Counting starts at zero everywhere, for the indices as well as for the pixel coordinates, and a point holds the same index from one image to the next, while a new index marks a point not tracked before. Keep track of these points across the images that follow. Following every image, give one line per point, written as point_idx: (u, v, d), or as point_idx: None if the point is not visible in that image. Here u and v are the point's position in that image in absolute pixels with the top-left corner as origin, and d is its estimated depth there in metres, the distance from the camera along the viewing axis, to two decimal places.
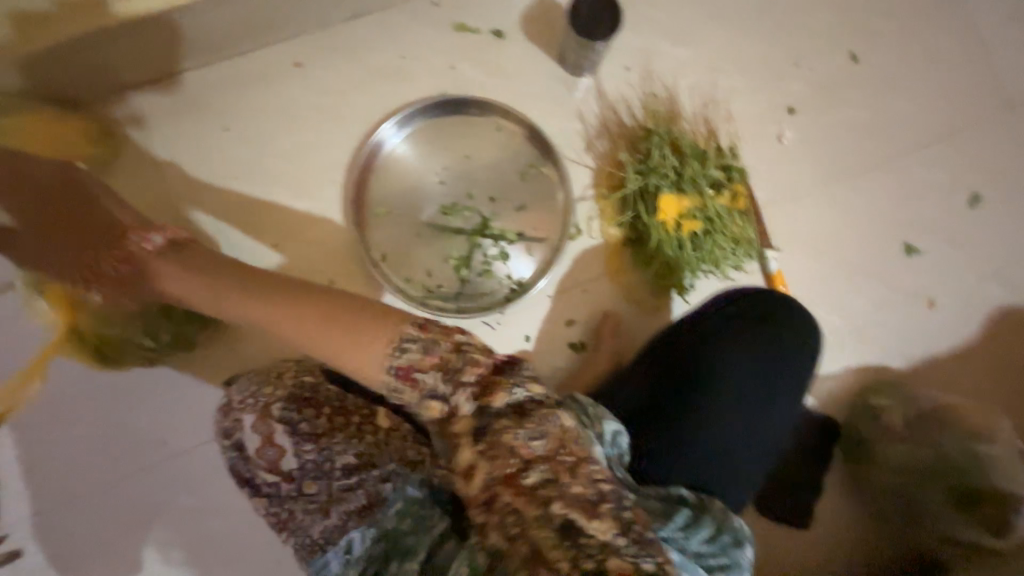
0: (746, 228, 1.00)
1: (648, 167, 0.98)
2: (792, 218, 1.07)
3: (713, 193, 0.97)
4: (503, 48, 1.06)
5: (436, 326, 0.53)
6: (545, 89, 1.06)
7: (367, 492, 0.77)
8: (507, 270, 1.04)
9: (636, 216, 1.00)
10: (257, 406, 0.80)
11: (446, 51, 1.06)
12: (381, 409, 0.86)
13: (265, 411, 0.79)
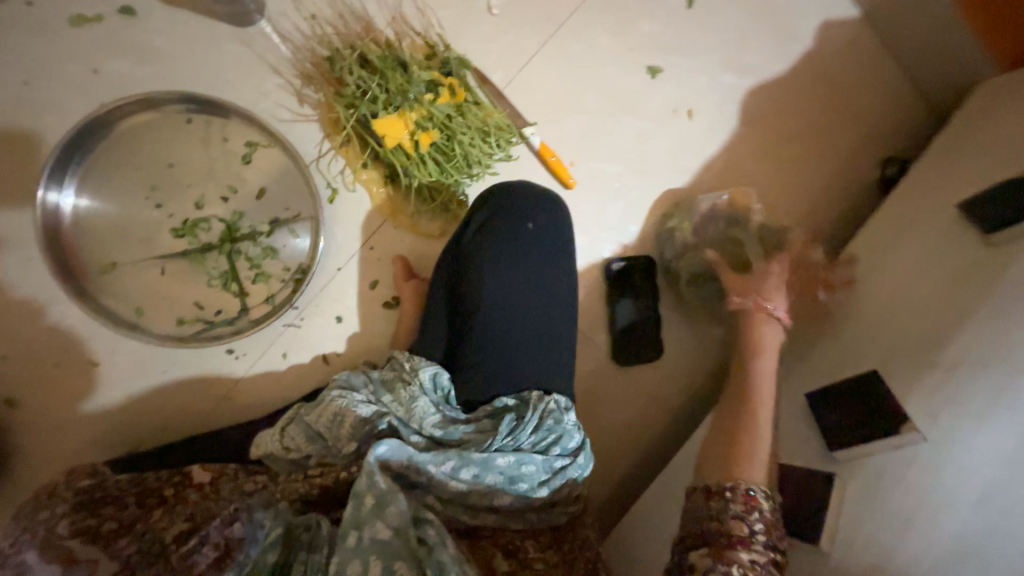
0: (491, 114, 0.94)
1: (353, 97, 0.89)
2: (534, 87, 1.03)
3: (433, 94, 0.90)
4: (144, 28, 0.91)
5: None
6: (217, 56, 0.92)
7: (217, 544, 0.66)
8: (283, 263, 0.95)
9: (374, 152, 0.94)
10: (33, 537, 0.66)
11: (80, 58, 0.89)
12: (194, 466, 0.83)
13: (48, 536, 0.66)
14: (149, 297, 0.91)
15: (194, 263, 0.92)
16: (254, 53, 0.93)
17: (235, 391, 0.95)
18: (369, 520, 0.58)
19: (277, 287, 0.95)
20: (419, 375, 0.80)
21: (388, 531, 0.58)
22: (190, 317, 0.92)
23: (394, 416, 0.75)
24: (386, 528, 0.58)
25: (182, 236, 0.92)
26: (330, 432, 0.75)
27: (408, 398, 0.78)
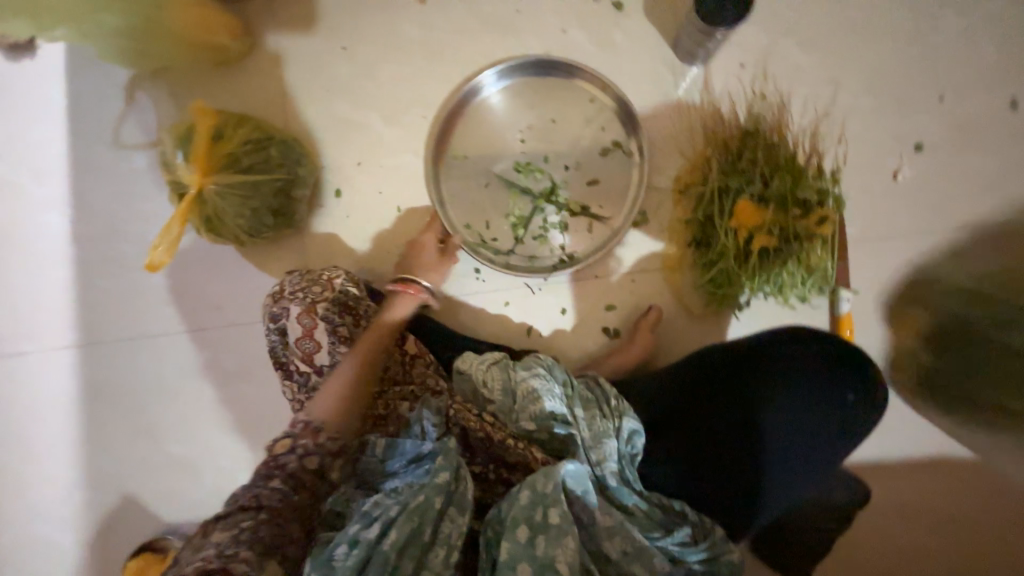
0: (826, 259, 0.93)
1: (734, 170, 0.93)
2: (878, 264, 0.98)
3: (798, 212, 0.90)
4: (618, 20, 1.04)
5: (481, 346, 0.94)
6: (635, 69, 1.04)
7: (390, 407, 0.89)
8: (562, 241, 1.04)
9: (706, 216, 0.96)
10: (307, 303, 0.88)
11: (561, 14, 1.05)
12: (411, 337, 0.97)
13: (314, 309, 0.88)
14: (462, 195, 1.06)
15: (509, 194, 1.05)
16: (678, 86, 1.02)
17: (458, 301, 1.08)
18: (549, 543, 0.65)
19: (544, 255, 1.05)
20: (619, 422, 0.83)
21: (563, 565, 0.64)
22: (474, 228, 1.05)
23: (581, 437, 0.81)
24: (561, 559, 0.64)
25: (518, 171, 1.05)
26: (522, 404, 0.84)
27: (601, 434, 0.82)
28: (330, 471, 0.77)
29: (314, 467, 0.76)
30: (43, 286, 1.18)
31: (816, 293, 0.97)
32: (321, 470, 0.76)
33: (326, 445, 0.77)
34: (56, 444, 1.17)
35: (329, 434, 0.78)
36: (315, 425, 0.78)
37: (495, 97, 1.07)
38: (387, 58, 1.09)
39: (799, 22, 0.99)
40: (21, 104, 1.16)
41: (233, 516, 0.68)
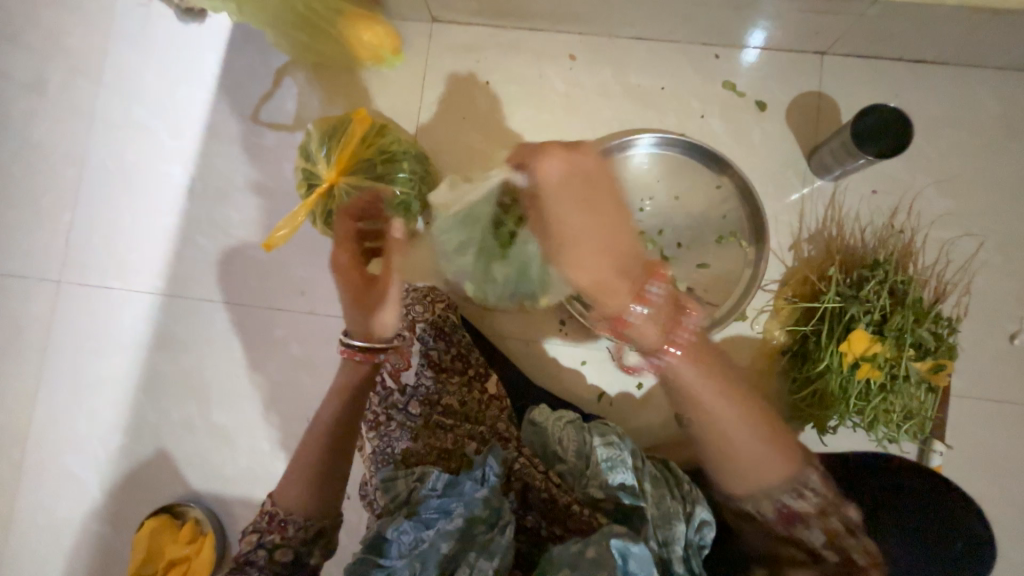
0: (927, 406, 0.90)
1: (854, 296, 0.90)
2: (979, 425, 0.94)
3: (913, 354, 0.87)
4: (759, 120, 1.06)
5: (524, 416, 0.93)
6: (761, 171, 1.05)
7: (455, 441, 0.89)
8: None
9: (813, 333, 0.94)
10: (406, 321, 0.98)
11: (704, 102, 1.08)
12: (495, 376, 0.98)
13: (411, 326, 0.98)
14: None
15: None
16: (805, 197, 1.03)
17: (537, 348, 1.07)
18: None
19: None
20: (691, 509, 0.81)
21: None
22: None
23: (650, 514, 0.79)
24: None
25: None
26: (591, 469, 0.84)
27: (670, 514, 0.79)
28: (308, 553, 0.79)
29: (290, 552, 0.78)
30: (142, 240, 1.22)
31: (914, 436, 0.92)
32: (301, 547, 0.79)
33: (298, 534, 0.78)
34: (109, 396, 1.19)
35: (310, 516, 0.79)
36: (283, 518, 0.79)
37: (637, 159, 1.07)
38: (527, 103, 1.13)
39: (941, 165, 0.99)
40: (180, 63, 1.25)
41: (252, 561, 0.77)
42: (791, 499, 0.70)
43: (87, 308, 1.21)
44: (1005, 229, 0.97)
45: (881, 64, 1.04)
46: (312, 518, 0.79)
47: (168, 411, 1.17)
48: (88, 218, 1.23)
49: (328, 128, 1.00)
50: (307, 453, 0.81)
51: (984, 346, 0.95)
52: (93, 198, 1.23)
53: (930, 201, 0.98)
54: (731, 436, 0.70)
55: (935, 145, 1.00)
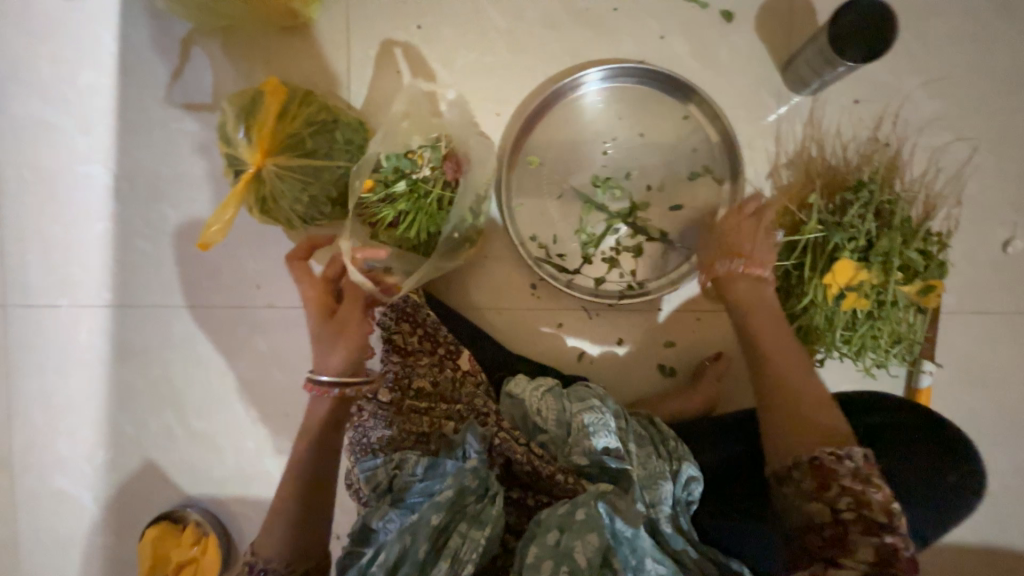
0: (916, 327, 0.86)
1: (838, 223, 0.83)
2: (968, 340, 0.92)
3: (900, 278, 0.83)
4: (726, 33, 0.95)
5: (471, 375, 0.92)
6: (732, 93, 0.95)
7: (431, 423, 0.85)
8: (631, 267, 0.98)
9: (797, 267, 0.87)
10: None
11: (663, 20, 0.96)
12: (466, 352, 0.93)
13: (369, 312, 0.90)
14: (533, 203, 0.98)
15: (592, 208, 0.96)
16: (782, 117, 0.94)
17: (510, 315, 1.02)
18: (570, 537, 0.69)
19: (611, 280, 0.98)
20: (678, 466, 0.80)
21: (581, 557, 0.67)
22: (540, 241, 0.98)
23: (637, 475, 0.78)
24: (580, 555, 0.67)
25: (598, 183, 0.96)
26: (573, 436, 0.82)
27: (657, 474, 0.79)
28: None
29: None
30: (78, 252, 1.13)
31: (904, 358, 0.89)
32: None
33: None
34: (83, 417, 1.16)
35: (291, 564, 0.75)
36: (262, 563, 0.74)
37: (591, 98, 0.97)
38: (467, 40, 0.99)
39: (930, 63, 0.89)
40: (72, 45, 1.10)
41: None
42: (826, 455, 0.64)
43: (38, 330, 1.15)
44: (997, 125, 0.89)
45: None
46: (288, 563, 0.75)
47: (147, 424, 1.15)
48: (16, 233, 1.14)
49: (243, 103, 0.89)
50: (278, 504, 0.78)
51: (976, 256, 0.90)
52: (16, 212, 1.13)
53: (918, 105, 0.89)
54: (789, 380, 0.72)
55: (924, 40, 0.89)
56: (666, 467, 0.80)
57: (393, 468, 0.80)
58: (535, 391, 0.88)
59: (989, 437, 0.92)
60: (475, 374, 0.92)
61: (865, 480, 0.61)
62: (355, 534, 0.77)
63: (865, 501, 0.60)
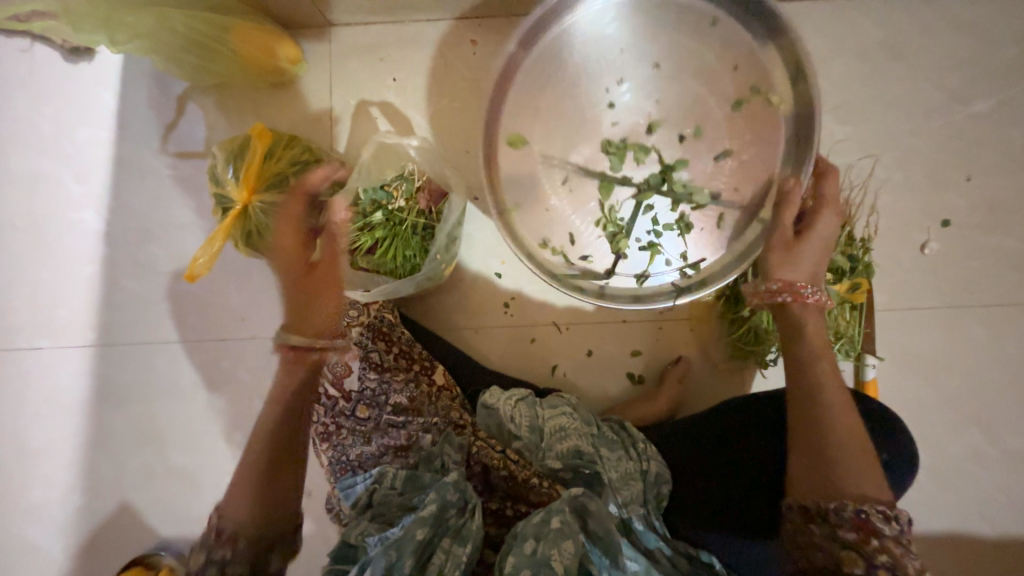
0: (853, 325, 0.94)
1: None
2: (903, 334, 1.00)
3: (830, 277, 0.92)
4: None
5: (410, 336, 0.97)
6: None
7: (409, 436, 0.88)
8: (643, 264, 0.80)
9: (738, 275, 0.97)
10: (339, 326, 0.93)
11: None
12: (441, 367, 0.96)
13: (347, 332, 0.93)
14: (531, 199, 0.81)
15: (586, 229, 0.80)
16: None
17: (485, 334, 1.08)
18: (548, 546, 0.69)
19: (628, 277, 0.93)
20: (647, 466, 0.84)
21: (559, 565, 0.68)
22: None
23: (610, 477, 0.82)
24: (557, 563, 0.68)
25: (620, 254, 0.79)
26: (547, 441, 0.85)
27: (629, 475, 0.83)
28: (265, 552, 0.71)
29: (249, 550, 0.70)
30: (65, 293, 1.17)
31: (848, 353, 0.96)
32: (255, 562, 0.70)
33: (252, 545, 0.70)
34: (59, 459, 1.14)
35: (257, 530, 0.71)
36: (228, 529, 0.70)
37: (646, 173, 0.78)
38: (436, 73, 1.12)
39: (835, 95, 1.04)
40: (74, 104, 1.19)
41: None
42: (876, 513, 0.63)
43: (18, 372, 1.16)
44: (899, 146, 1.02)
45: None
46: (253, 526, 0.71)
47: (126, 463, 1.14)
48: (6, 278, 1.18)
49: (233, 148, 0.98)
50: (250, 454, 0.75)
51: (899, 258, 1.01)
52: (8, 258, 1.18)
53: (830, 130, 1.03)
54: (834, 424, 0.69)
55: (828, 78, 1.04)
56: (633, 467, 0.84)
57: (373, 483, 0.83)
58: (510, 402, 0.91)
59: (934, 425, 0.99)
60: (448, 387, 0.95)
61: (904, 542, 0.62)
62: (336, 552, 0.79)
63: (904, 567, 0.61)
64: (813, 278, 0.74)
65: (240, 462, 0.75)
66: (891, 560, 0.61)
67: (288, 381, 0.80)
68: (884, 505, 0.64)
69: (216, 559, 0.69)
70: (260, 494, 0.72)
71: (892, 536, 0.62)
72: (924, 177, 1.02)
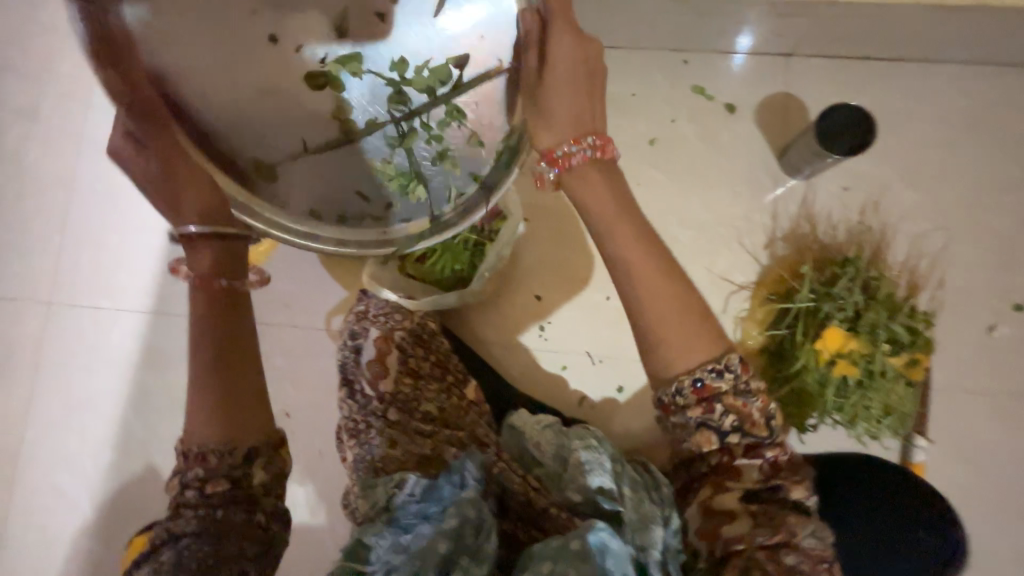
0: (909, 401, 0.89)
1: (828, 293, 0.90)
2: (957, 418, 0.94)
3: (888, 350, 0.87)
4: (729, 122, 1.07)
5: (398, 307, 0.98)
6: (734, 172, 1.06)
7: (433, 447, 0.89)
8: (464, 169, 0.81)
9: (789, 332, 0.94)
10: (385, 327, 0.95)
11: (673, 106, 1.09)
12: (473, 382, 0.98)
13: (390, 334, 0.95)
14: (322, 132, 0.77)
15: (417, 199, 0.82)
16: (780, 197, 1.03)
17: (516, 354, 1.08)
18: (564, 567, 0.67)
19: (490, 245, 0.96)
20: (670, 510, 0.78)
21: None
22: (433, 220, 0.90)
23: (629, 517, 0.77)
24: None
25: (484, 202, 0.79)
26: (569, 472, 0.85)
27: (649, 517, 0.76)
28: (239, 475, 0.64)
29: (224, 483, 0.63)
30: (130, 261, 1.24)
31: (899, 429, 0.91)
32: (232, 479, 0.64)
33: (225, 460, 0.64)
34: (101, 417, 1.20)
35: (232, 438, 0.65)
36: (199, 451, 0.64)
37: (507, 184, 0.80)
38: (200, 64, 0.71)
39: (909, 161, 1.00)
40: None
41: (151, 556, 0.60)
42: (706, 375, 0.65)
43: (78, 329, 1.23)
44: (976, 219, 0.98)
45: (848, 63, 1.05)
46: (235, 441, 0.65)
47: (162, 428, 1.19)
48: (78, 239, 1.26)
49: None
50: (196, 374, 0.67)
51: (966, 335, 0.95)
52: (81, 220, 1.26)
53: (899, 196, 0.99)
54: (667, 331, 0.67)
55: (906, 141, 1.01)
56: (655, 507, 0.79)
57: (391, 486, 0.83)
58: (535, 428, 0.93)
59: (987, 516, 0.92)
60: (476, 403, 0.97)
61: (737, 373, 0.66)
62: (345, 550, 0.76)
63: (750, 413, 0.66)
64: (572, 124, 0.69)
65: (194, 362, 0.68)
66: (752, 444, 0.67)
67: (217, 261, 0.72)
68: (709, 360, 0.66)
69: (189, 531, 0.61)
70: (229, 395, 0.67)
71: (726, 406, 0.66)
72: (1001, 254, 0.96)
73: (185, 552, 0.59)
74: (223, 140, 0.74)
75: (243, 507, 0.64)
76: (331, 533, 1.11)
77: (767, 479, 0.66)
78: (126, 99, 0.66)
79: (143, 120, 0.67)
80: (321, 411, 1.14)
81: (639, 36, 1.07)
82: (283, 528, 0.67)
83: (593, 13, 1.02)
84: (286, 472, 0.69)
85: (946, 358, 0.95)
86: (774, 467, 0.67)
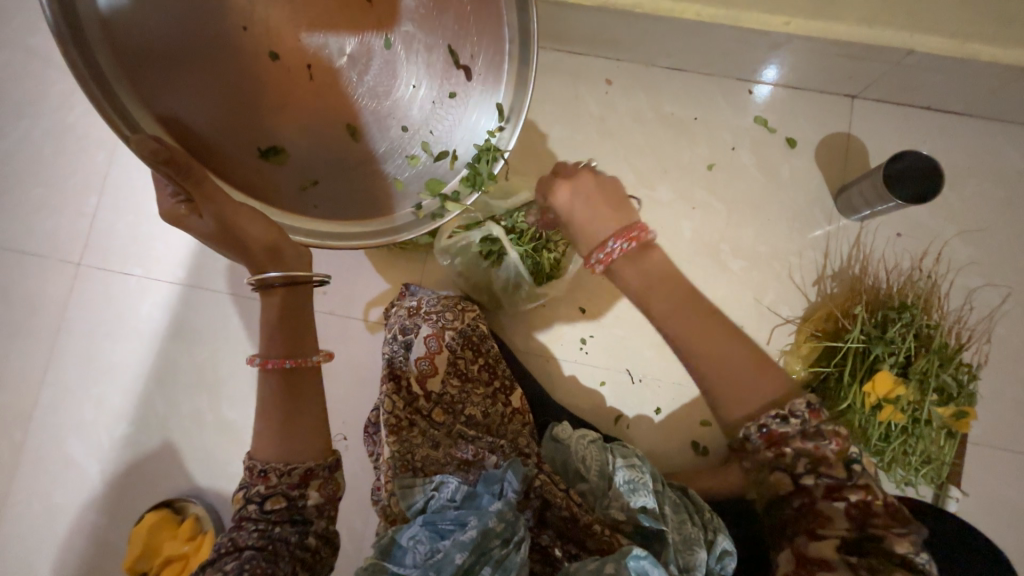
0: (948, 448, 0.91)
1: (880, 336, 0.90)
2: (990, 472, 0.97)
3: (936, 399, 0.89)
4: (789, 156, 1.09)
5: (443, 309, 0.99)
6: (789, 208, 1.08)
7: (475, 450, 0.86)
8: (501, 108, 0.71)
9: (836, 373, 0.94)
10: (436, 327, 0.97)
11: (736, 135, 1.11)
12: (518, 390, 0.99)
13: (440, 334, 0.97)
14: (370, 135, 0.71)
15: (421, 167, 0.73)
16: (831, 235, 1.06)
17: (557, 365, 1.09)
18: None
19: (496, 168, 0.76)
20: (712, 536, 0.78)
21: None
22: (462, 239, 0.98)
23: (672, 538, 0.76)
24: None
25: (501, 155, 0.72)
26: (612, 490, 0.84)
27: (692, 540, 0.77)
28: (300, 496, 0.68)
29: (283, 501, 0.68)
30: (166, 231, 1.21)
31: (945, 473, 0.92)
32: (290, 502, 0.68)
33: (284, 481, 0.68)
34: (122, 390, 1.17)
35: (292, 461, 0.69)
36: (262, 469, 0.68)
37: (511, 144, 0.73)
38: (190, 87, 0.63)
39: (965, 216, 1.05)
40: None
41: (218, 560, 0.65)
42: (770, 420, 0.56)
43: (106, 294, 1.20)
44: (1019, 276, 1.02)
45: (909, 112, 1.09)
46: (297, 462, 0.69)
47: (187, 405, 1.16)
48: (114, 202, 1.22)
49: None
50: (271, 417, 0.70)
51: (1004, 389, 0.99)
52: (118, 184, 1.23)
53: (956, 248, 1.03)
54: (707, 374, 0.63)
55: (961, 197, 1.05)
56: (696, 532, 0.78)
57: (429, 487, 0.79)
58: (579, 445, 0.91)
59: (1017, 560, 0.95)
60: (518, 409, 0.96)
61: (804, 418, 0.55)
62: (377, 546, 0.75)
63: (824, 454, 0.54)
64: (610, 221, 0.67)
65: (263, 399, 0.71)
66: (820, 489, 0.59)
67: (286, 301, 0.71)
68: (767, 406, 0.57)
69: (250, 546, 0.65)
70: (295, 419, 0.71)
71: (797, 448, 0.55)
72: None
73: (246, 564, 0.63)
74: (241, 172, 0.67)
75: (297, 527, 0.68)
76: (349, 530, 1.09)
77: (862, 528, 0.53)
78: (162, 155, 0.58)
79: (184, 177, 0.61)
80: (354, 402, 1.13)
81: (710, 62, 1.07)
82: (331, 547, 0.72)
83: (671, 39, 1.02)
84: (337, 495, 0.72)
85: (983, 406, 0.99)
86: (863, 510, 0.54)
